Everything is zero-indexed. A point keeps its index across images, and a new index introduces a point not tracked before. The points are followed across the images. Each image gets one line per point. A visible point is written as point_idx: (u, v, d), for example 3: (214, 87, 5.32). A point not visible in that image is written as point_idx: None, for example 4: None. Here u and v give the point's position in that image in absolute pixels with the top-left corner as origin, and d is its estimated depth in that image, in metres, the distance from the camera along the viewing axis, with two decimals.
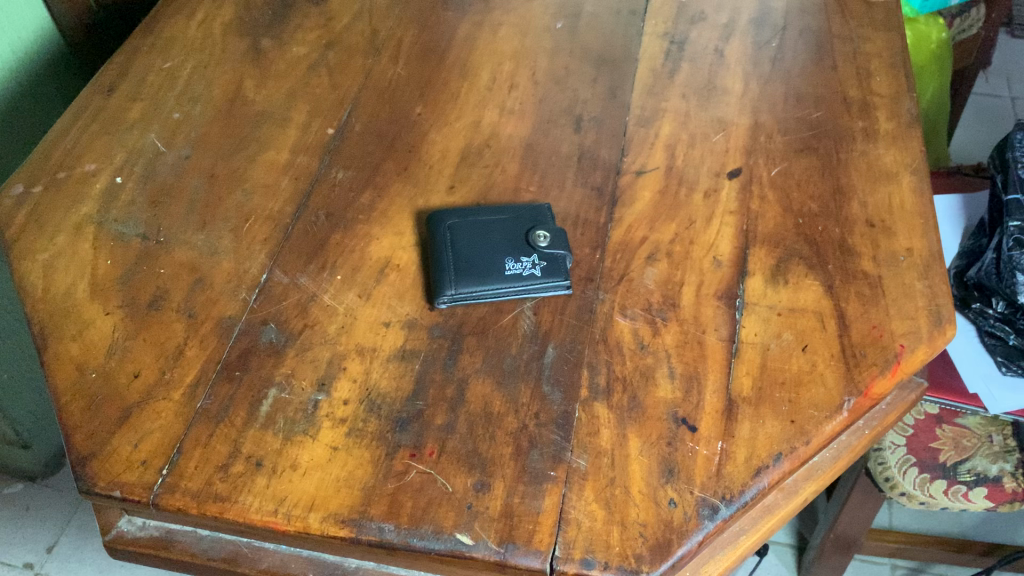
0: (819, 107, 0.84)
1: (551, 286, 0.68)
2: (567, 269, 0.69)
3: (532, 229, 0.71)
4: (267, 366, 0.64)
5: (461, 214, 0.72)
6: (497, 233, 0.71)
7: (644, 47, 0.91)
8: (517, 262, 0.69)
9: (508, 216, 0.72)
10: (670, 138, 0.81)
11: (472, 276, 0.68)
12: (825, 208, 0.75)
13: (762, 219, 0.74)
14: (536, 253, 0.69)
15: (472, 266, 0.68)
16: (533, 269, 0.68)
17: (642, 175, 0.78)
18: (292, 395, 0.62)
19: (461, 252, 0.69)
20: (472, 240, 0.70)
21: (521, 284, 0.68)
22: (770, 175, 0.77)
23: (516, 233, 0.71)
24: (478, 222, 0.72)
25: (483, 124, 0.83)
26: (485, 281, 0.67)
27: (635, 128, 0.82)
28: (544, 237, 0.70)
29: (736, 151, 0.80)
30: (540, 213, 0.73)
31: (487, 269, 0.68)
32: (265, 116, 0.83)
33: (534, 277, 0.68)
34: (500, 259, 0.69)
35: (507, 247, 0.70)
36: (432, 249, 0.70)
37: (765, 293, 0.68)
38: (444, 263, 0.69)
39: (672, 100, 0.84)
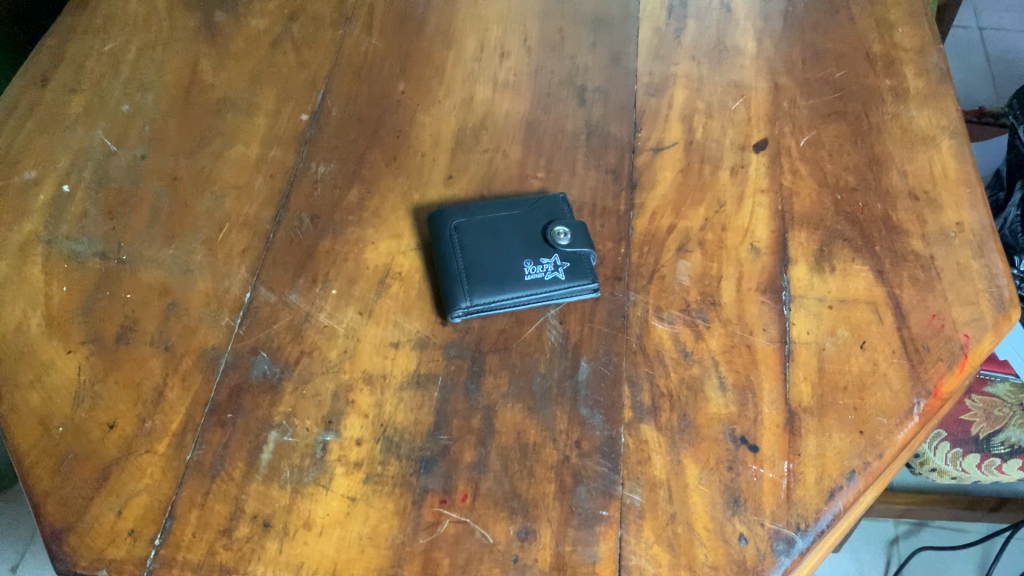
0: (841, 65, 0.77)
1: (578, 290, 0.60)
2: (592, 268, 0.61)
3: (549, 225, 0.63)
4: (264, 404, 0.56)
5: (467, 209, 0.64)
6: (511, 231, 0.63)
7: (644, 5, 0.82)
8: (537, 265, 0.61)
9: (522, 210, 0.64)
10: (685, 108, 0.73)
11: (488, 283, 0.60)
12: (864, 180, 0.68)
13: (797, 197, 0.67)
14: (556, 252, 0.61)
15: (486, 271, 0.60)
16: (555, 272, 0.61)
17: (661, 153, 0.70)
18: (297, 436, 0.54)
19: (473, 256, 0.61)
20: (483, 240, 0.62)
21: (543, 291, 0.60)
22: (799, 145, 0.70)
23: (532, 231, 0.63)
24: (487, 218, 0.63)
25: (476, 101, 0.74)
26: (502, 288, 0.59)
27: (645, 98, 0.74)
28: (565, 233, 0.62)
29: (759, 120, 0.72)
30: (555, 203, 0.65)
31: (503, 275, 0.60)
32: (229, 103, 0.73)
33: (557, 281, 0.60)
34: (517, 262, 0.61)
35: (523, 247, 0.61)
36: (439, 253, 0.62)
37: (812, 284, 0.62)
38: (455, 269, 0.60)
39: (682, 65, 0.77)
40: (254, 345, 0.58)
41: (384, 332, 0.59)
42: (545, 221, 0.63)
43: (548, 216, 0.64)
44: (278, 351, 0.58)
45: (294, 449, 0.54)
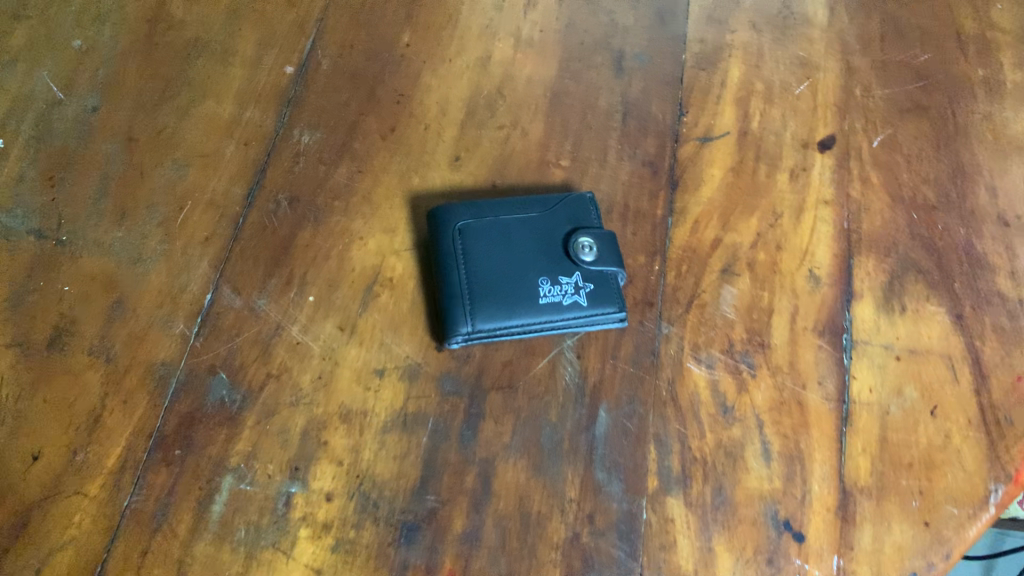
0: (927, 44, 0.65)
1: (600, 318, 0.50)
2: (619, 291, 0.51)
3: (572, 233, 0.52)
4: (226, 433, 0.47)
5: (475, 205, 0.53)
6: (526, 238, 0.52)
7: None
8: (553, 286, 0.51)
9: (541, 209, 0.53)
10: (740, 88, 0.62)
11: (494, 305, 0.50)
12: (946, 196, 0.58)
13: (866, 214, 0.57)
14: (578, 270, 0.51)
15: (493, 290, 0.50)
16: (575, 296, 0.51)
17: (708, 145, 0.59)
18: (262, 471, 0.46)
19: (477, 269, 0.51)
20: (492, 249, 0.51)
21: (559, 319, 0.50)
22: (872, 146, 0.59)
23: (551, 239, 0.52)
24: (499, 219, 0.52)
25: (493, 61, 0.62)
26: (510, 312, 0.50)
27: (694, 72, 0.62)
28: (589, 246, 0.52)
29: (826, 110, 0.61)
30: (581, 204, 0.54)
31: (513, 296, 0.50)
32: (201, 46, 0.61)
33: (576, 308, 0.50)
34: (531, 281, 0.50)
35: (539, 261, 0.51)
36: (438, 260, 0.51)
37: (878, 327, 0.52)
38: (455, 283, 0.50)
39: (740, 32, 0.65)
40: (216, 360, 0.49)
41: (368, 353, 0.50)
42: (567, 227, 0.53)
43: (572, 220, 0.53)
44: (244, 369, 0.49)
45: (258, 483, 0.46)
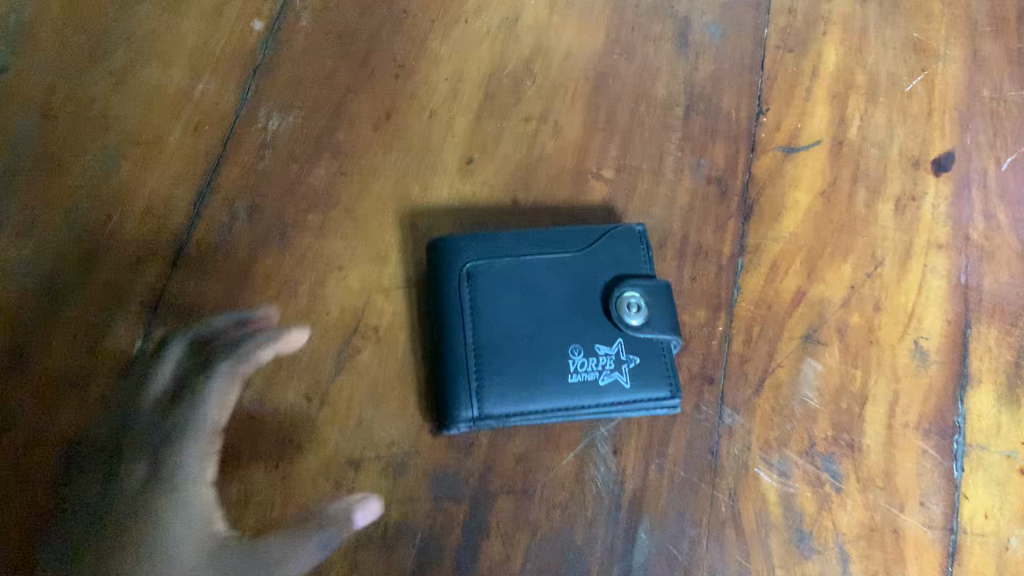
0: None
1: (647, 403, 0.38)
2: (673, 366, 0.39)
3: (616, 284, 0.40)
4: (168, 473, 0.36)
5: (488, 238, 0.40)
6: (555, 287, 0.40)
7: None
8: (587, 358, 0.38)
9: (577, 247, 0.40)
10: (836, 80, 0.48)
11: (507, 383, 0.38)
12: None
13: (991, 264, 0.44)
14: (622, 336, 0.39)
15: (507, 362, 0.38)
16: (615, 373, 0.38)
17: (792, 157, 0.46)
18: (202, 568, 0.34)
19: (489, 334, 0.38)
20: (509, 302, 0.39)
21: (592, 404, 0.38)
22: (1001, 170, 0.46)
23: (588, 291, 0.40)
24: (521, 259, 0.40)
25: (522, 23, 0.48)
26: (529, 396, 0.38)
27: (779, 55, 0.48)
28: (637, 304, 0.39)
29: (945, 116, 0.48)
30: (628, 240, 0.41)
31: (533, 371, 0.38)
32: None
33: (615, 390, 0.38)
34: (558, 350, 0.38)
35: (571, 322, 0.39)
36: (438, 313, 0.39)
37: (999, 427, 0.41)
38: (458, 353, 0.38)
39: (839, 0, 0.50)
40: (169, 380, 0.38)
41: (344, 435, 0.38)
42: (610, 274, 0.40)
43: (617, 264, 0.40)
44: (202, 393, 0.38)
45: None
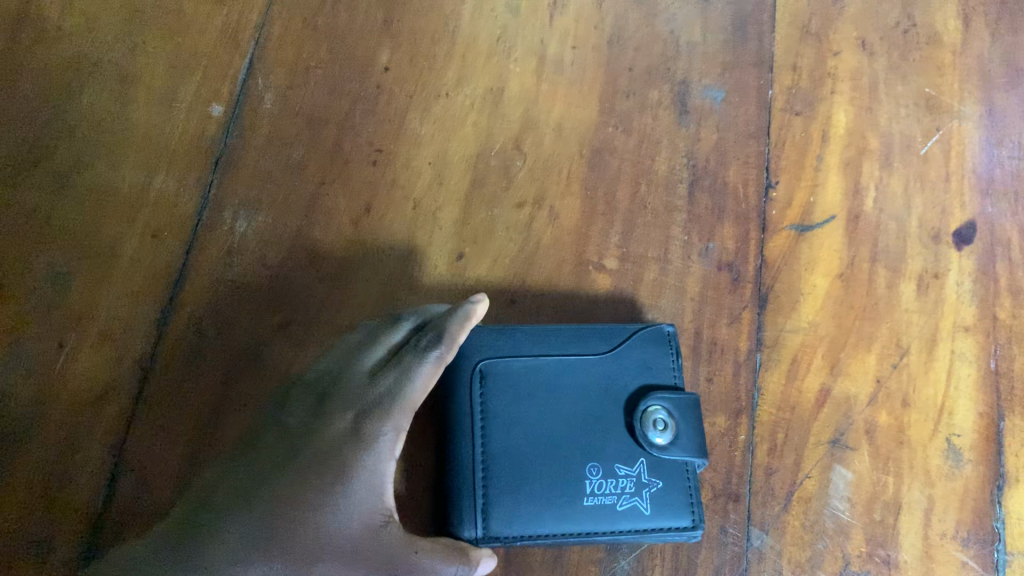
0: None
1: (664, 532, 0.34)
2: (695, 491, 0.35)
3: (642, 395, 0.35)
4: (305, 446, 0.30)
5: (507, 329, 0.35)
6: (576, 393, 0.35)
7: None
8: (606, 479, 0.34)
9: (601, 347, 0.36)
10: (847, 145, 0.45)
11: (516, 502, 0.33)
12: None
13: (1020, 346, 0.42)
14: (644, 456, 0.34)
15: (517, 479, 0.33)
16: (635, 498, 0.34)
17: (807, 237, 0.43)
18: (353, 543, 0.28)
19: (500, 445, 0.33)
20: (524, 406, 0.34)
21: (606, 530, 0.33)
22: None
23: (611, 399, 0.35)
24: (540, 358, 0.35)
25: (508, 95, 0.44)
26: (539, 521, 0.33)
27: (786, 119, 0.45)
28: (665, 420, 0.34)
29: (962, 182, 0.45)
30: (657, 342, 0.36)
31: (546, 492, 0.33)
32: (86, 66, 0.41)
33: (633, 517, 0.34)
34: (575, 469, 0.33)
35: (591, 435, 0.34)
36: (441, 412, 0.34)
37: None
38: (464, 463, 0.33)
39: (846, 54, 0.47)
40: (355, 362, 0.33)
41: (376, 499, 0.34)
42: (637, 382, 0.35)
43: (645, 371, 0.36)
44: (423, 362, 0.32)
45: (322, 557, 0.28)
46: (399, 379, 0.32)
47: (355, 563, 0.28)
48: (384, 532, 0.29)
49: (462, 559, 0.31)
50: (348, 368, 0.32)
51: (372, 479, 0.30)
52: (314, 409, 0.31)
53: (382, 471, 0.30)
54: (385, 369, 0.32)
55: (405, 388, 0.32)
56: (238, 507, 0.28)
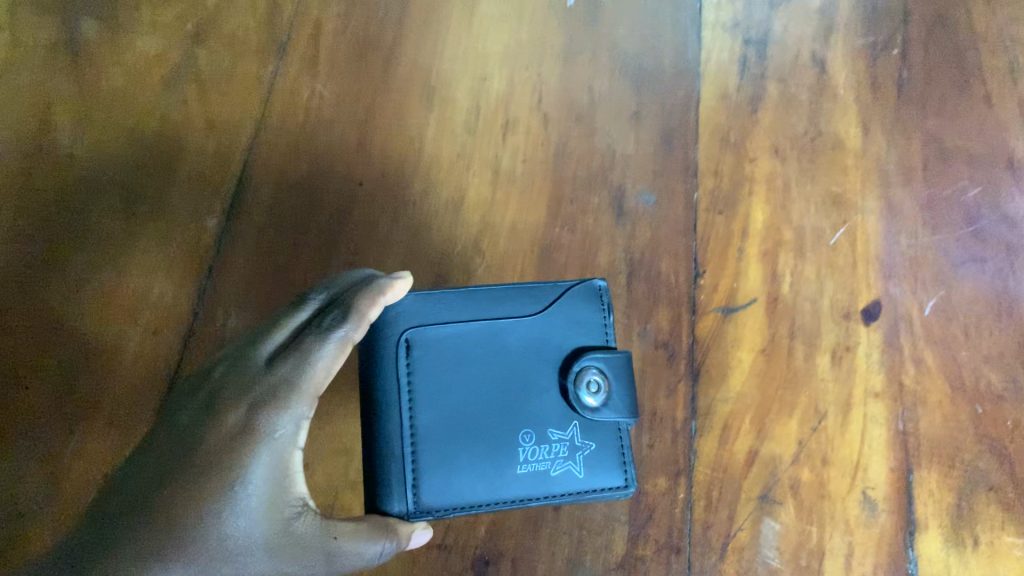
0: (975, 176, 0.55)
1: (598, 492, 0.35)
2: (624, 453, 0.36)
3: (573, 357, 0.36)
4: (204, 442, 0.30)
5: (433, 295, 0.36)
6: (506, 354, 0.35)
7: (708, 49, 0.56)
8: (539, 445, 0.35)
9: (531, 309, 0.36)
10: (766, 237, 0.51)
11: (451, 471, 0.34)
12: (1014, 381, 0.48)
13: (924, 408, 0.47)
14: (576, 419, 0.35)
15: (449, 452, 0.34)
16: (567, 461, 0.35)
17: (733, 317, 0.48)
18: (267, 540, 0.30)
19: (434, 413, 0.34)
20: (456, 375, 0.35)
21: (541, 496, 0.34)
22: (924, 315, 0.50)
23: (543, 364, 0.36)
24: (469, 323, 0.35)
25: (468, 203, 0.50)
26: (474, 489, 0.34)
27: (711, 216, 0.51)
28: (598, 380, 0.35)
29: (867, 267, 0.51)
30: (585, 299, 0.37)
31: (480, 459, 0.34)
32: (91, 187, 0.47)
33: (566, 480, 0.35)
34: (511, 434, 0.34)
35: (524, 399, 0.35)
36: (370, 384, 0.35)
37: (947, 570, 0.43)
38: (397, 435, 0.34)
39: (761, 159, 0.54)
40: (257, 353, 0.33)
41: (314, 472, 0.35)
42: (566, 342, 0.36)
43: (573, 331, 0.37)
44: (328, 344, 0.33)
45: (238, 554, 0.29)
46: (303, 361, 0.32)
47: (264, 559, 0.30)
48: (294, 525, 0.31)
49: (389, 534, 0.32)
50: (247, 360, 0.32)
51: (275, 466, 0.31)
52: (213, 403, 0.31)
53: (288, 466, 0.31)
54: (286, 355, 0.33)
55: (308, 372, 0.32)
56: (143, 508, 0.28)
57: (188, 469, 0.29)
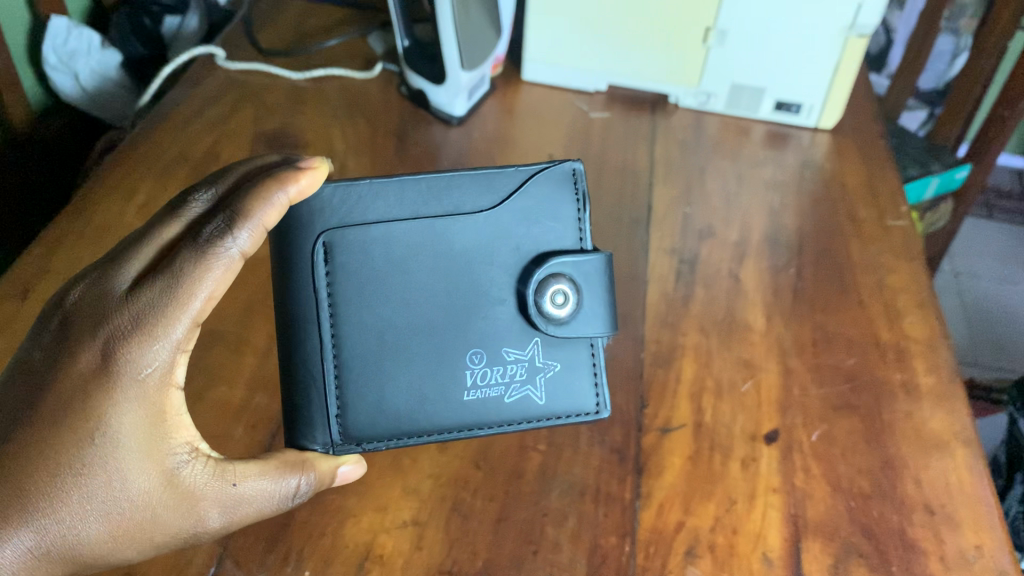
0: (851, 352, 0.75)
1: (566, 415, 0.60)
2: (579, 387, 0.60)
3: (528, 268, 0.58)
4: (77, 369, 0.48)
5: (389, 211, 0.57)
6: (454, 257, 0.57)
7: (652, 267, 0.81)
8: (492, 365, 0.58)
9: (482, 215, 0.58)
10: (694, 385, 0.70)
11: (416, 375, 0.57)
12: (879, 487, 0.65)
13: (810, 500, 0.63)
14: (538, 335, 0.59)
15: (407, 356, 0.57)
16: (524, 385, 0.59)
17: (668, 434, 0.66)
18: (138, 463, 0.49)
19: (415, 330, 0.57)
20: (427, 294, 0.57)
21: (499, 411, 0.58)
22: (811, 440, 0.67)
23: (502, 281, 0.58)
24: (416, 227, 0.57)
25: None
26: (447, 399, 0.57)
27: (653, 369, 0.71)
28: (561, 295, 0.58)
29: (769, 406, 0.69)
30: (533, 195, 0.59)
31: (433, 361, 0.57)
32: (217, 334, 0.69)
33: (525, 401, 0.59)
34: (466, 352, 0.58)
35: (479, 315, 0.58)
36: (303, 291, 0.57)
37: None
38: (369, 349, 0.57)
39: (691, 335, 0.74)
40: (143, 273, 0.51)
41: (292, 382, 0.57)
42: (520, 245, 0.59)
43: (525, 236, 0.59)
44: (204, 261, 0.50)
45: (120, 478, 0.49)
46: (181, 281, 0.50)
47: (139, 492, 0.49)
48: (180, 469, 0.51)
49: (303, 470, 0.56)
50: (124, 286, 0.50)
51: (144, 383, 0.49)
52: (94, 325, 0.49)
53: (163, 391, 0.50)
54: (162, 278, 0.50)
55: (175, 289, 0.50)
56: (42, 427, 0.47)
57: (71, 391, 0.48)
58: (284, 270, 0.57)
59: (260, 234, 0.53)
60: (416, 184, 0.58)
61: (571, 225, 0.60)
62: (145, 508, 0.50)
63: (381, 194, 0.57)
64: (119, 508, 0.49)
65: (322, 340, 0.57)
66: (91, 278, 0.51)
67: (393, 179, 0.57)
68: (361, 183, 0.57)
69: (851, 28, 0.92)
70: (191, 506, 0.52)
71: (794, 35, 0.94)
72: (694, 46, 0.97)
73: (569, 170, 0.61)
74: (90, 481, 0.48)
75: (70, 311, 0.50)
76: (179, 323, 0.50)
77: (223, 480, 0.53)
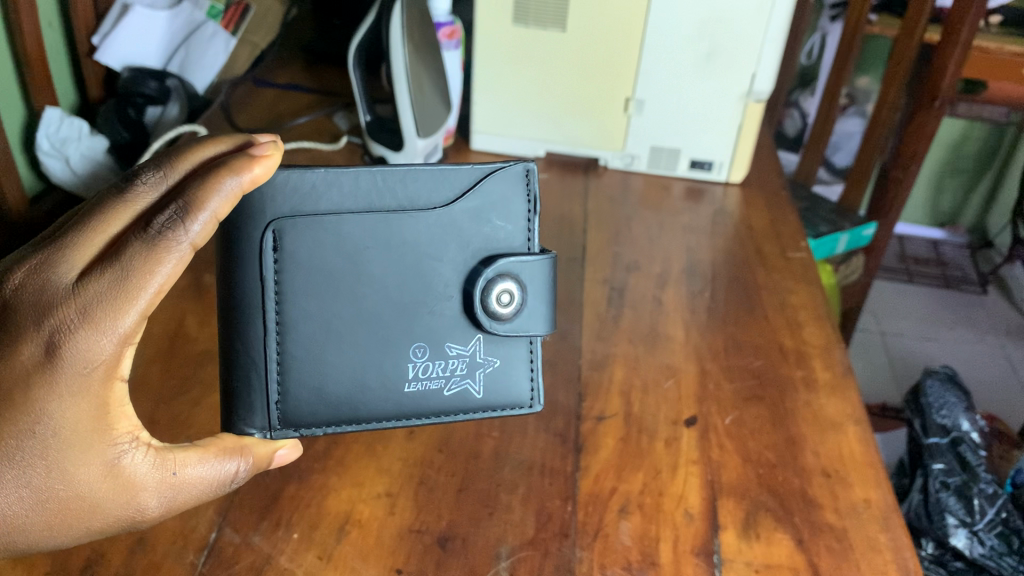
0: (758, 356, 0.87)
1: (501, 404, 0.68)
2: (513, 388, 0.68)
3: (474, 268, 0.65)
4: (18, 361, 0.49)
5: (339, 206, 0.63)
6: (401, 254, 0.64)
7: (587, 293, 0.93)
8: (429, 357, 0.65)
9: (432, 214, 0.64)
10: (624, 384, 0.82)
11: (355, 363, 0.64)
12: (783, 457, 0.76)
13: (724, 468, 0.74)
14: (480, 332, 0.67)
15: (346, 345, 0.64)
16: (461, 379, 0.66)
17: (603, 421, 0.78)
18: (75, 460, 0.51)
19: (361, 322, 0.64)
20: (377, 287, 0.64)
21: (439, 402, 0.66)
22: (725, 423, 0.79)
23: (450, 277, 0.65)
24: (368, 225, 0.63)
25: None
26: (386, 388, 0.65)
27: (589, 372, 0.83)
28: (507, 297, 0.65)
29: (688, 398, 0.81)
30: (486, 196, 0.66)
31: (373, 351, 0.64)
32: (211, 353, 0.80)
33: (462, 393, 0.67)
34: (410, 346, 0.65)
35: (426, 311, 0.65)
36: (247, 278, 0.63)
37: (740, 548, 0.67)
38: (311, 335, 0.63)
39: (620, 346, 0.87)
40: (91, 260, 0.52)
41: (236, 365, 0.64)
42: (471, 244, 0.65)
43: (471, 235, 0.65)
44: (156, 253, 0.51)
45: (54, 473, 0.51)
46: (130, 276, 0.51)
47: (76, 484, 0.52)
48: (122, 459, 0.53)
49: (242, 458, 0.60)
50: (69, 276, 0.51)
51: (86, 375, 0.51)
52: (37, 317, 0.50)
53: (107, 384, 0.52)
54: (111, 269, 0.51)
55: (121, 283, 0.51)
56: None
57: (11, 383, 0.49)
58: (232, 255, 0.63)
59: (212, 224, 0.54)
60: (371, 178, 0.63)
61: (521, 224, 0.67)
62: (84, 496, 0.52)
63: (336, 185, 0.63)
64: (55, 497, 0.51)
65: (266, 328, 0.63)
66: (34, 260, 0.51)
67: (348, 170, 0.63)
68: (316, 172, 0.63)
69: (747, 94, 1.08)
70: (131, 495, 0.54)
71: (701, 103, 1.10)
72: (615, 115, 1.13)
73: (523, 170, 0.67)
74: (24, 479, 0.50)
75: (12, 297, 0.50)
76: (127, 316, 0.51)
77: (164, 469, 0.56)
